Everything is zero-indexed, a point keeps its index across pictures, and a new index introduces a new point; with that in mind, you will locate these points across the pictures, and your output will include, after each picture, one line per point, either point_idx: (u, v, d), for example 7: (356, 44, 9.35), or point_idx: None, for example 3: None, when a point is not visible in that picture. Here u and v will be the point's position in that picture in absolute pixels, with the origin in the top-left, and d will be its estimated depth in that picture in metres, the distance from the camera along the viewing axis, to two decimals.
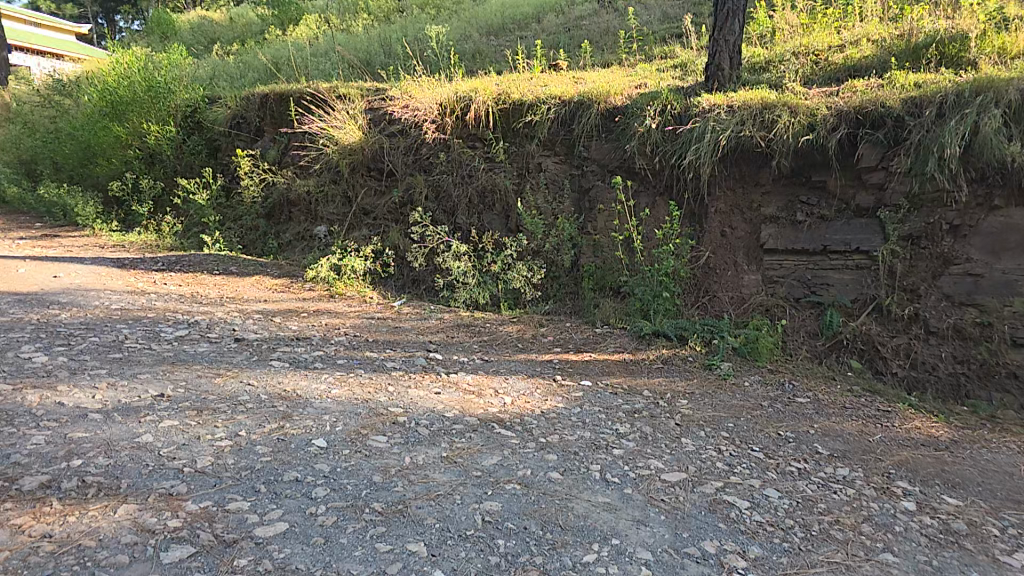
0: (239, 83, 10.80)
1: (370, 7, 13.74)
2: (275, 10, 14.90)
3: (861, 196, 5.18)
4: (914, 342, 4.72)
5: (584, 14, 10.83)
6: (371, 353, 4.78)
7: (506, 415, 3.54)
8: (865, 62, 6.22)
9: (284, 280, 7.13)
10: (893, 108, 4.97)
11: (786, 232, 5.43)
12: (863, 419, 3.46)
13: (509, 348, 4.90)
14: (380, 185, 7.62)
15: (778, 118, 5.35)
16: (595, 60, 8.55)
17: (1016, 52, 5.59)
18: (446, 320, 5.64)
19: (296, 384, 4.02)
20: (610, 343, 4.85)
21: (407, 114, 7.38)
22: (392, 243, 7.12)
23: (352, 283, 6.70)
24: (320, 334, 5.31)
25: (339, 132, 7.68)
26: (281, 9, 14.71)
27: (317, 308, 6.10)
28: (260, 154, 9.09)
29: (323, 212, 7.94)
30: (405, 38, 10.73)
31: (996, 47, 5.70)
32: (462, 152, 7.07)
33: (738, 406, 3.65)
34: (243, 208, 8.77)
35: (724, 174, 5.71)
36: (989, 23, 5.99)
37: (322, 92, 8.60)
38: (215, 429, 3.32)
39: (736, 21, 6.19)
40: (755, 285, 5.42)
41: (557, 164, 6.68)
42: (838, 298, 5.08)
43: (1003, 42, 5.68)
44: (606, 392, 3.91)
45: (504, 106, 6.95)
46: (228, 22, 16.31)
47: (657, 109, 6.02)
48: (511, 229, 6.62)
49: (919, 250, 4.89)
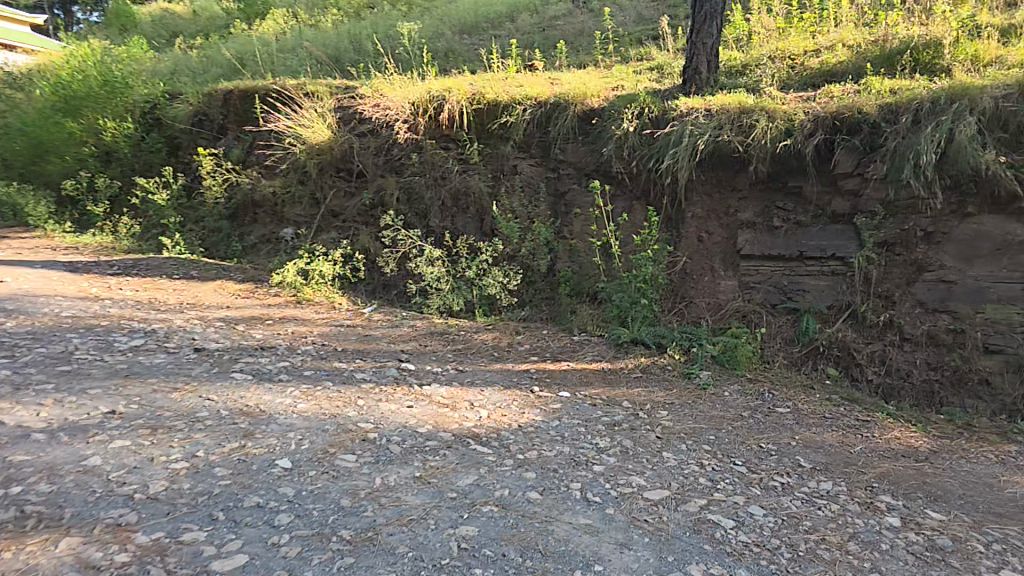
0: (201, 78, 10.42)
1: (341, 3, 13.44)
2: (242, 4, 14.46)
3: (837, 202, 5.20)
4: (889, 349, 4.74)
5: (559, 14, 10.75)
6: (339, 364, 4.59)
7: (482, 430, 3.40)
8: (841, 67, 6.30)
9: (249, 286, 6.85)
10: (870, 114, 5.03)
11: (762, 238, 5.43)
12: (843, 429, 3.40)
13: (484, 357, 4.76)
14: (350, 186, 7.40)
15: (756, 123, 5.36)
16: (571, 61, 8.47)
17: (988, 60, 5.68)
18: (419, 328, 5.48)
19: (259, 398, 3.81)
20: (587, 351, 4.75)
21: (378, 113, 7.17)
22: (362, 246, 6.93)
23: (320, 289, 6.48)
24: (286, 343, 5.09)
25: (306, 131, 7.39)
26: (247, 2, 14.28)
27: (283, 315, 5.87)
28: (224, 153, 8.76)
29: (291, 214, 7.68)
30: (377, 35, 10.52)
31: (969, 54, 5.79)
32: (435, 154, 6.90)
33: (719, 417, 3.57)
34: (205, 209, 8.44)
35: (702, 179, 5.72)
36: (962, 30, 6.09)
37: (288, 89, 8.32)
38: (170, 450, 3.10)
39: (714, 24, 6.14)
40: (731, 290, 5.41)
41: (533, 167, 6.55)
42: (814, 304, 5.05)
43: (976, 50, 5.78)
44: (584, 404, 3.80)
45: (478, 106, 6.80)
46: (191, 16, 15.77)
47: (635, 112, 5.96)
48: (486, 233, 6.50)
49: (894, 257, 4.91)
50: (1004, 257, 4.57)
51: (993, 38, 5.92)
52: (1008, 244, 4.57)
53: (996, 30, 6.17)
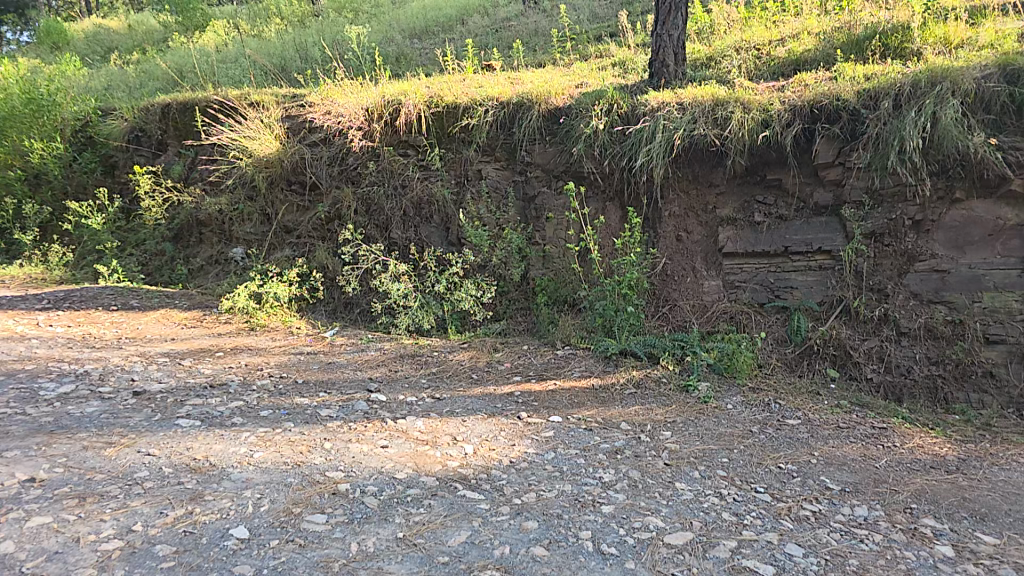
0: (138, 93, 9.70)
1: (283, 12, 12.78)
2: (178, 15, 13.56)
3: (819, 193, 5.01)
4: (886, 344, 4.53)
5: (511, 15, 10.41)
6: (300, 400, 4.10)
7: (470, 470, 3.00)
8: (809, 55, 6.13)
9: (196, 314, 6.27)
10: (848, 101, 4.82)
11: (744, 234, 5.21)
12: (862, 441, 3.15)
13: (462, 381, 4.35)
14: (304, 200, 6.89)
15: (731, 116, 5.12)
16: (529, 61, 8.13)
17: (957, 43, 5.59)
18: (388, 351, 5.02)
19: (208, 450, 3.31)
20: (574, 366, 4.40)
21: (329, 121, 6.65)
22: (320, 264, 6.43)
23: (276, 313, 5.98)
24: (239, 378, 4.56)
25: (254, 142, 6.87)
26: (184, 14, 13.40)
27: (235, 345, 5.35)
28: (164, 171, 8.06)
29: (240, 232, 7.13)
30: (323, 41, 10.00)
31: (937, 37, 5.71)
32: (394, 161, 6.42)
33: (728, 435, 3.26)
34: (145, 231, 7.78)
35: (678, 175, 5.45)
36: (928, 13, 5.99)
37: (230, 100, 7.70)
38: (100, 524, 2.56)
39: (679, 16, 5.92)
40: (716, 290, 5.18)
41: (499, 171, 6.16)
42: (804, 301, 4.85)
43: (945, 33, 5.69)
44: (579, 429, 3.44)
45: (437, 110, 6.36)
46: (127, 31, 14.72)
47: (603, 109, 5.63)
48: (453, 242, 6.08)
49: (883, 248, 4.72)
50: (997, 242, 4.45)
51: (959, 20, 5.85)
52: (1000, 229, 4.45)
53: (960, 11, 6.09)
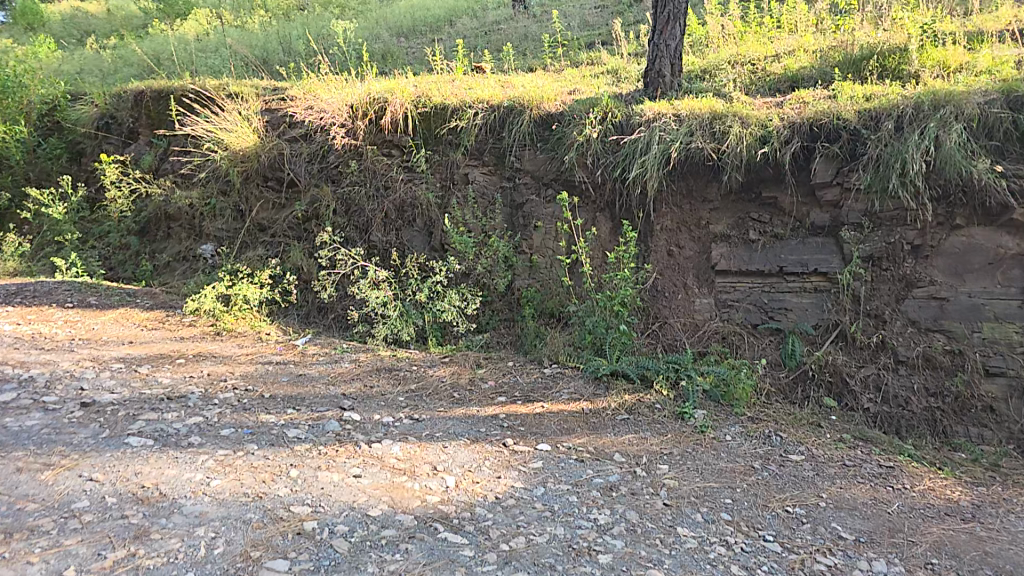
0: (111, 79, 9.20)
1: (268, 5, 12.32)
2: (160, 2, 13.03)
3: (816, 213, 4.85)
4: (883, 372, 4.37)
5: (500, 18, 10.15)
6: (266, 417, 3.78)
7: (451, 507, 2.73)
8: (806, 71, 5.96)
9: (158, 315, 5.87)
10: (849, 120, 4.68)
11: (738, 252, 5.03)
12: (870, 482, 2.97)
13: (444, 400, 4.05)
14: (280, 198, 6.53)
15: (729, 129, 4.94)
16: (519, 65, 7.87)
17: (956, 67, 5.35)
18: (364, 363, 4.71)
19: (160, 476, 2.98)
20: (562, 387, 4.15)
21: (312, 117, 6.36)
22: (294, 265, 6.08)
23: (244, 317, 5.62)
24: (201, 391, 4.21)
25: (231, 136, 6.54)
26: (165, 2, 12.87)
27: (198, 352, 4.99)
28: (133, 161, 7.62)
29: (211, 228, 6.75)
30: (308, 35, 9.62)
31: (936, 60, 5.44)
32: (377, 161, 6.12)
33: (729, 472, 3.05)
34: (109, 223, 7.33)
35: (672, 189, 5.25)
36: (925, 35, 5.75)
37: (207, 90, 7.32)
38: (25, 568, 2.22)
39: (677, 26, 5.72)
40: (708, 309, 4.99)
41: (486, 175, 5.89)
42: (799, 324, 4.68)
43: (944, 56, 5.45)
44: (570, 460, 3.20)
45: (424, 110, 6.08)
46: (105, 14, 14.04)
47: (598, 117, 5.41)
48: (436, 247, 5.80)
49: (881, 272, 4.56)
50: (997, 271, 4.33)
51: (956, 44, 5.64)
52: (1000, 258, 4.33)
53: (959, 36, 5.86)
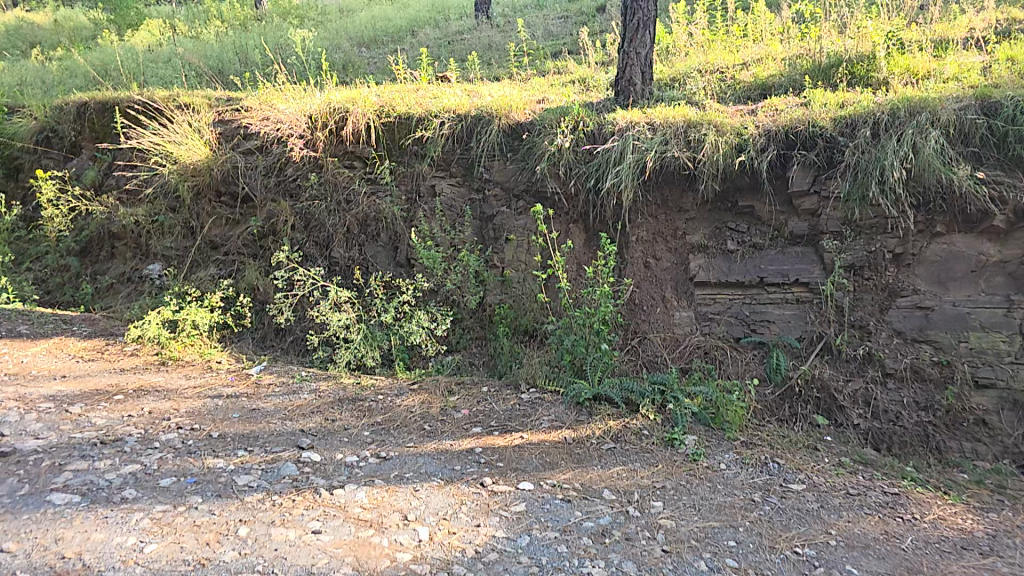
0: (49, 89, 8.58)
1: (223, 15, 11.78)
2: (109, 12, 12.37)
3: (794, 222, 4.69)
4: (872, 386, 4.21)
5: (464, 28, 9.87)
6: (214, 462, 3.38)
7: (426, 567, 2.40)
8: (774, 80, 5.71)
9: (96, 344, 5.35)
10: (824, 127, 4.54)
11: (717, 263, 4.84)
12: (879, 513, 2.78)
13: (413, 434, 3.72)
14: (234, 213, 6.08)
15: (704, 137, 4.77)
16: (484, 74, 7.58)
17: (924, 74, 5.16)
18: (325, 393, 4.32)
19: (85, 542, 2.57)
20: (542, 415, 3.86)
21: (267, 127, 5.97)
22: (248, 285, 5.65)
23: (193, 344, 5.16)
24: (140, 433, 3.77)
25: (180, 148, 6.08)
26: (115, 11, 12.22)
27: (140, 385, 4.52)
28: (74, 177, 7.03)
29: (157, 247, 6.24)
30: (264, 44, 9.19)
31: (905, 68, 5.28)
32: (338, 174, 5.74)
33: (729, 508, 2.81)
34: (45, 243, 6.73)
35: (647, 199, 5.03)
36: (892, 43, 5.53)
37: (155, 101, 6.78)
38: None
39: (647, 34, 5.54)
40: (688, 323, 4.78)
41: (454, 187, 5.57)
42: (783, 336, 4.50)
43: (910, 64, 5.27)
44: (556, 501, 2.90)
45: (387, 120, 5.75)
46: (50, 22, 13.22)
47: (570, 125, 5.19)
48: (402, 263, 5.44)
49: (863, 282, 4.42)
50: (980, 279, 4.25)
51: (923, 51, 5.45)
52: (982, 266, 4.25)
53: (926, 42, 5.71)
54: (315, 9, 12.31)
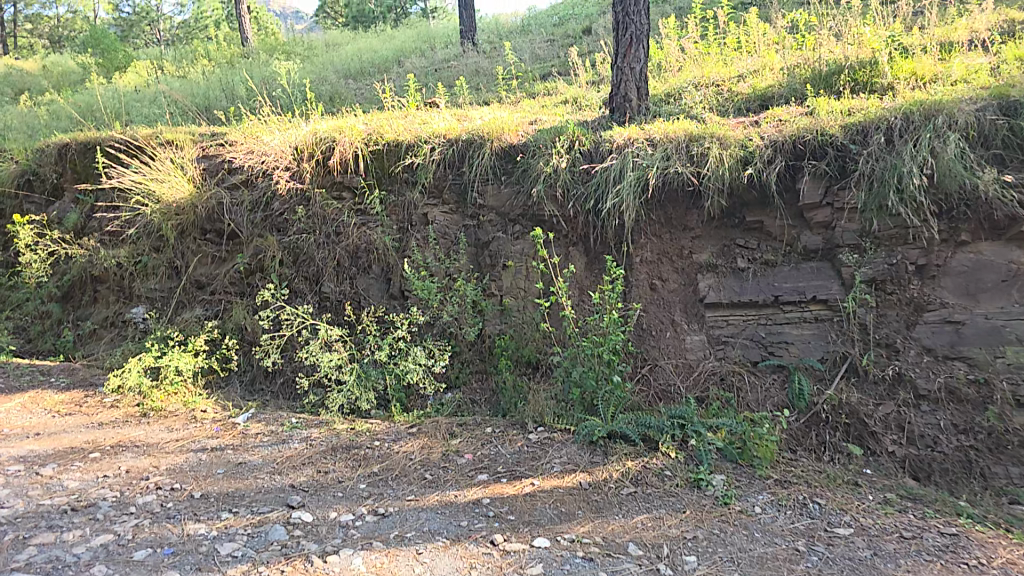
0: (29, 132, 8.34)
1: (210, 54, 11.67)
2: (96, 55, 12.26)
3: (807, 236, 4.45)
4: (905, 410, 3.93)
5: (450, 56, 9.76)
6: (194, 528, 3.04)
7: None
8: (774, 90, 5.51)
9: (74, 396, 5.01)
10: (835, 135, 4.33)
11: (727, 282, 4.58)
12: (940, 559, 2.50)
13: (414, 485, 3.40)
14: (220, 251, 5.80)
15: (707, 151, 4.55)
16: (473, 99, 7.40)
17: (931, 76, 4.95)
18: (317, 442, 3.99)
19: None
20: (553, 457, 3.56)
21: (250, 160, 5.74)
22: (234, 326, 5.35)
23: (176, 392, 4.84)
24: (115, 497, 3.42)
25: (162, 186, 5.84)
26: (101, 55, 12.11)
27: (118, 441, 4.18)
28: (54, 220, 6.72)
29: (140, 289, 5.95)
30: (249, 79, 9.03)
31: (910, 72, 5.07)
32: (326, 206, 5.49)
33: (772, 561, 2.52)
34: (23, 290, 6.42)
35: (650, 218, 4.79)
36: (893, 47, 5.35)
37: (137, 139, 6.53)
38: None
39: (641, 48, 5.36)
40: (701, 347, 4.50)
41: (447, 215, 5.32)
42: (804, 358, 4.23)
43: (915, 67, 5.06)
44: (578, 559, 2.60)
45: (375, 148, 5.52)
46: (38, 69, 13.10)
47: (565, 145, 4.98)
48: (396, 296, 5.17)
49: (886, 297, 4.16)
50: (1013, 289, 3.99)
51: (929, 54, 5.25)
52: (1014, 275, 3.99)
53: (931, 46, 5.52)
54: (301, 45, 12.24)
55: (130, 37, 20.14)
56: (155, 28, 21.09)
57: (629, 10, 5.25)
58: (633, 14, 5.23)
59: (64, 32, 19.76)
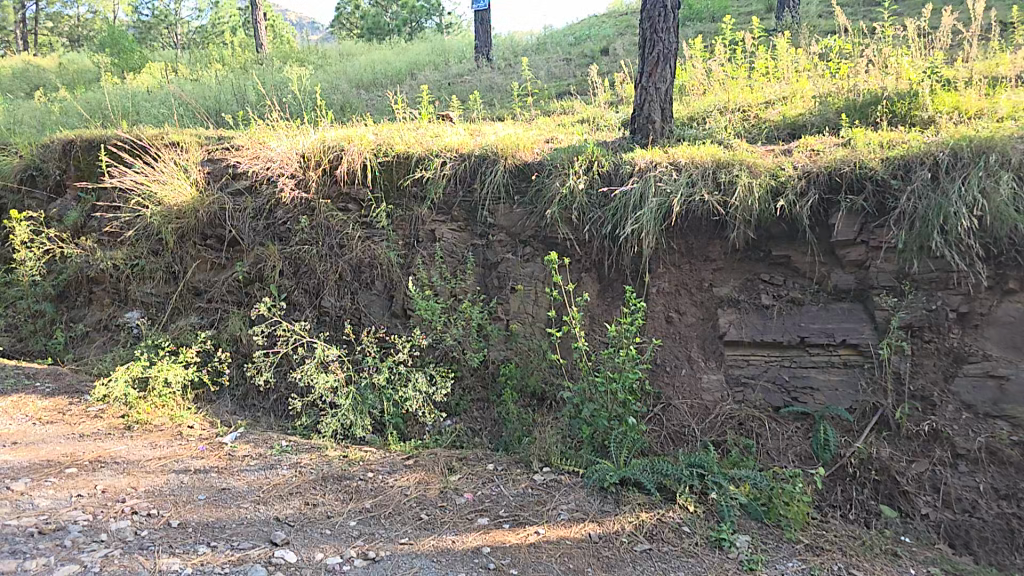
0: (35, 128, 8.20)
1: (225, 59, 11.62)
2: (112, 55, 12.23)
3: (838, 274, 4.21)
4: (941, 470, 3.68)
5: (465, 71, 9.64)
6: (168, 563, 2.76)
7: None
8: (805, 118, 5.31)
9: (59, 403, 4.75)
10: (875, 169, 4.08)
11: (749, 319, 4.32)
12: None
13: (407, 526, 3.14)
14: (219, 257, 5.60)
15: (736, 179, 4.30)
16: (487, 115, 7.21)
17: (972, 111, 4.69)
18: (307, 470, 3.73)
19: None
20: (561, 502, 3.29)
21: (255, 166, 5.56)
22: (230, 337, 5.13)
23: (164, 405, 4.60)
24: (87, 520, 3.10)
25: (163, 188, 5.66)
26: (116, 56, 12.06)
27: (97, 455, 3.92)
28: (55, 218, 6.53)
29: (137, 293, 5.74)
30: (262, 84, 8.92)
31: (952, 105, 4.84)
32: (330, 216, 5.26)
33: None
34: (15, 288, 6.20)
35: (671, 246, 4.55)
36: (934, 79, 5.14)
37: (143, 139, 6.37)
38: None
39: (667, 68, 5.17)
40: (718, 388, 4.22)
41: (455, 232, 5.10)
42: (830, 407, 3.96)
43: (957, 101, 4.83)
44: None
45: (384, 159, 5.31)
46: (55, 66, 13.09)
47: (584, 165, 4.75)
48: (399, 315, 4.94)
49: (923, 345, 3.91)
50: None
51: (975, 88, 5.01)
52: None
53: (974, 80, 5.28)
54: (316, 54, 12.18)
55: (148, 40, 20.30)
56: (174, 31, 21.26)
57: (657, 28, 5.06)
58: (662, 31, 5.05)
59: (83, 30, 19.83)
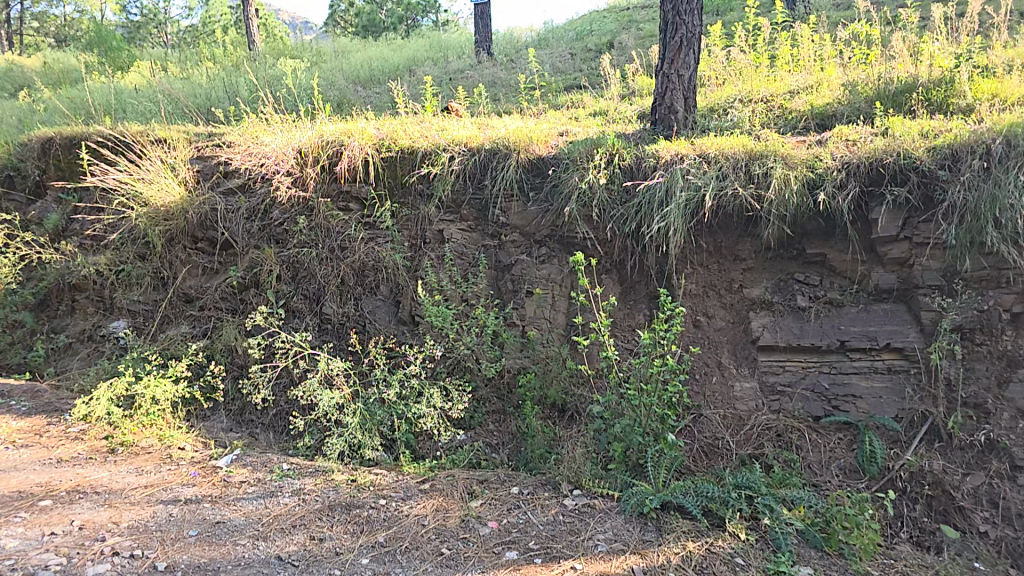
0: (14, 127, 7.75)
1: (215, 57, 11.18)
2: (98, 54, 11.74)
3: (879, 272, 3.95)
4: (1000, 483, 3.39)
5: (465, 66, 9.29)
6: None
7: None
8: (834, 108, 5.03)
9: (36, 424, 4.35)
10: (921, 159, 3.80)
11: (785, 322, 4.05)
12: None
13: (427, 563, 2.80)
14: (212, 262, 5.24)
15: (770, 172, 4.02)
16: (493, 108, 6.89)
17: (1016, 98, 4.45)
18: (312, 497, 3.39)
19: None
20: (597, 531, 2.97)
21: (250, 164, 5.22)
22: (223, 349, 4.76)
23: (152, 424, 4.23)
24: (61, 565, 2.73)
25: (148, 188, 5.24)
26: (102, 54, 11.58)
27: (76, 484, 3.54)
28: (33, 222, 6.11)
29: (123, 301, 5.34)
30: (254, 80, 8.52)
31: (993, 92, 4.58)
32: (330, 217, 4.91)
33: None
34: None
35: (698, 245, 4.28)
36: (971, 66, 4.88)
37: (127, 136, 5.99)
38: None
39: (691, 53, 4.88)
40: (752, 396, 3.94)
41: (465, 232, 4.77)
42: (875, 417, 3.68)
43: (998, 87, 4.59)
44: None
45: (388, 154, 4.98)
46: (42, 66, 12.61)
47: (604, 158, 4.46)
48: (406, 322, 4.61)
49: (974, 348, 3.65)
50: None
51: (1014, 74, 4.75)
52: None
53: (1011, 66, 5.02)
54: (310, 51, 11.78)
55: (137, 39, 19.74)
56: (162, 30, 20.68)
57: (680, 9, 4.77)
58: (685, 13, 4.74)
59: (70, 29, 19.23)
